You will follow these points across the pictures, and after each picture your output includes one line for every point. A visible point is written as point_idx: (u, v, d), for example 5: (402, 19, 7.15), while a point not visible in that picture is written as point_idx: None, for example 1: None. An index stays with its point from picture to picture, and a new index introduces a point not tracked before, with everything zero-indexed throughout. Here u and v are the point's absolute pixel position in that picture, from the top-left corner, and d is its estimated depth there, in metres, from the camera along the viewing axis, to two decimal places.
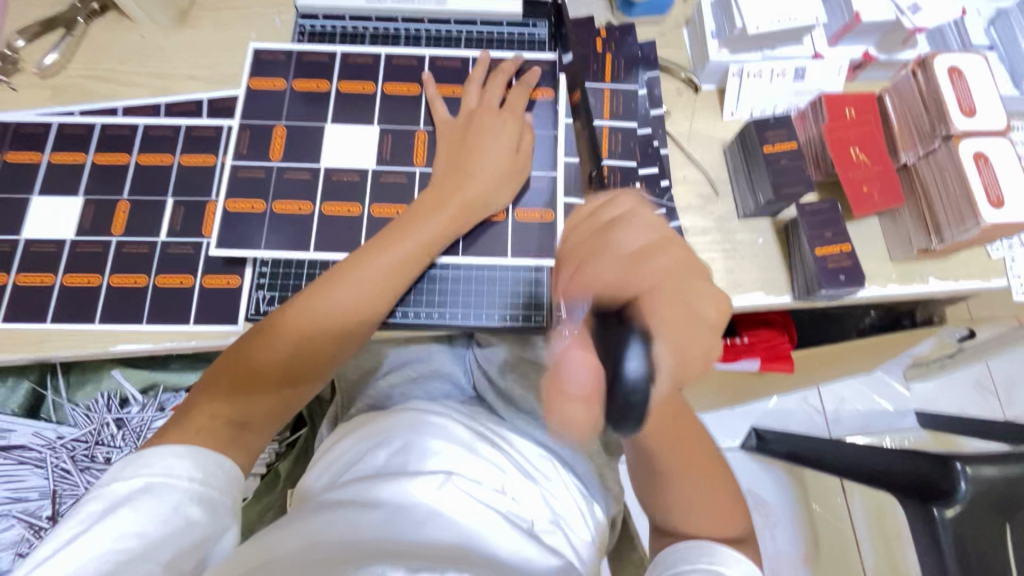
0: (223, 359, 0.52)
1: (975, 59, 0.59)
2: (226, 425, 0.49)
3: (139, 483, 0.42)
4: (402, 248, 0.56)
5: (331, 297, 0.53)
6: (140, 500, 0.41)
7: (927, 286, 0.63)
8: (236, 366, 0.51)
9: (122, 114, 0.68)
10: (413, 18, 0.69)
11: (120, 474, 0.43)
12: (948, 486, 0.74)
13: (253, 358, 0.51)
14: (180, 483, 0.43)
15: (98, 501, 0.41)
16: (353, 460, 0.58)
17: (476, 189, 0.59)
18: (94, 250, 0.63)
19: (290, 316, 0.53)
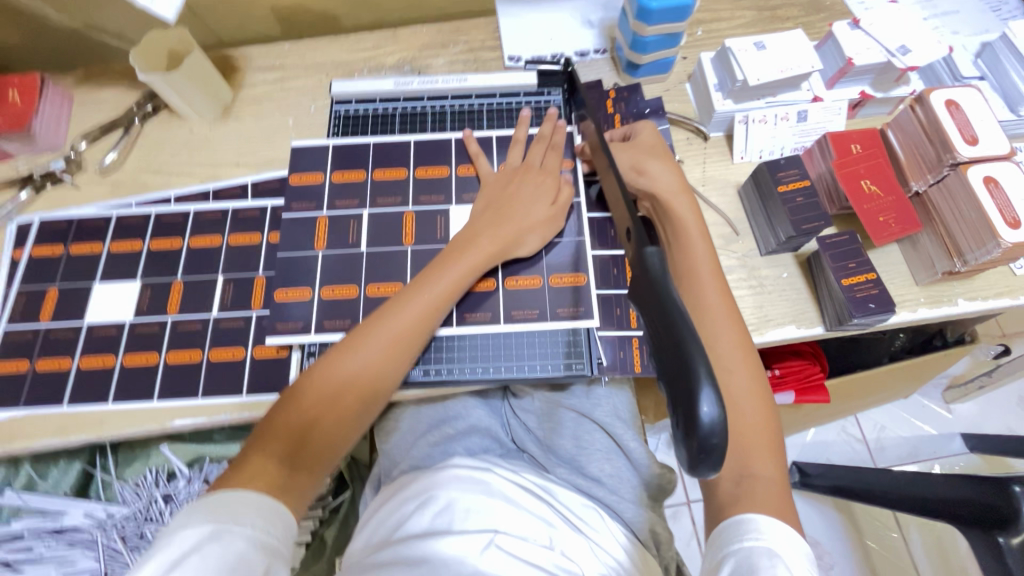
0: (275, 420, 0.54)
1: (970, 92, 0.62)
2: (283, 470, 0.51)
3: (206, 532, 0.43)
4: (384, 334, 0.56)
5: (364, 351, 0.55)
6: (208, 547, 0.42)
7: (958, 308, 0.64)
8: (294, 422, 0.53)
9: (174, 202, 0.73)
10: (437, 95, 0.74)
11: (189, 522, 0.43)
12: (1010, 510, 0.75)
13: (290, 419, 0.53)
14: (242, 531, 0.44)
15: (169, 550, 0.42)
16: (396, 525, 0.59)
17: (452, 280, 0.58)
18: (152, 330, 0.66)
19: (302, 391, 0.54)
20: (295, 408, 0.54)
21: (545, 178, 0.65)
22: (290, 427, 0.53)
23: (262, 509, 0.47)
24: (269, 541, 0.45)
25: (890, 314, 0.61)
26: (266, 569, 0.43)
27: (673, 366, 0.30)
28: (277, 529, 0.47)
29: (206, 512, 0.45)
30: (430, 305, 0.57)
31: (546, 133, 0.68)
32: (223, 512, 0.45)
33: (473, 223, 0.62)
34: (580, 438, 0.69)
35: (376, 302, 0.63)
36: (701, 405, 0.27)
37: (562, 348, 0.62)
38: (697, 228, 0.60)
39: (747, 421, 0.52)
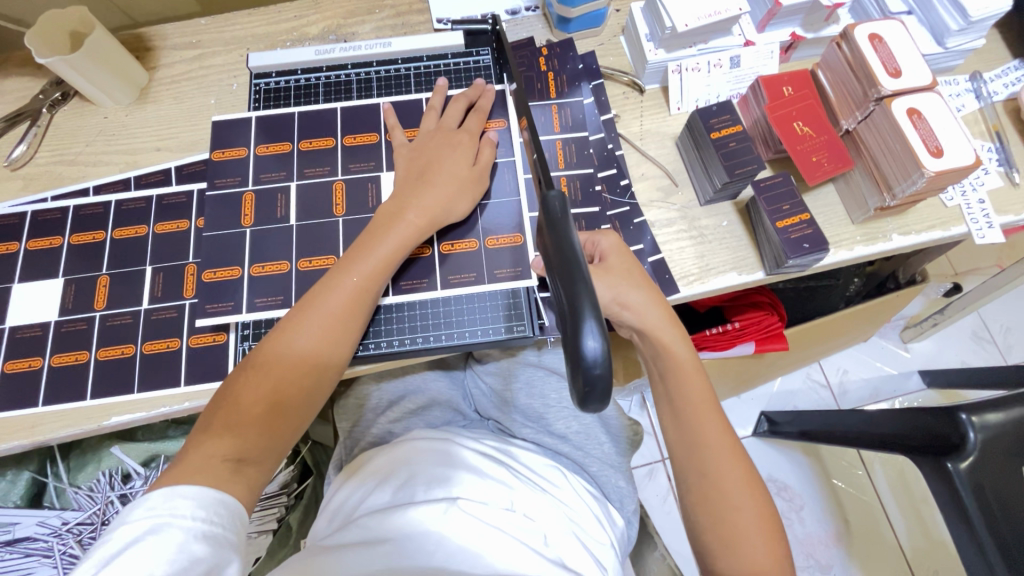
0: (210, 413, 0.51)
1: (894, 24, 0.62)
2: (224, 462, 0.48)
3: (145, 526, 0.42)
4: (322, 311, 0.53)
5: (302, 330, 0.53)
6: (147, 542, 0.41)
7: (892, 243, 0.65)
8: (229, 413, 0.50)
9: (93, 193, 0.69)
10: (362, 63, 0.70)
11: (130, 515, 0.43)
12: (958, 438, 0.76)
13: (229, 411, 0.50)
14: (182, 523, 0.43)
15: (109, 545, 0.42)
16: (358, 496, 0.60)
17: (388, 251, 0.56)
18: (80, 327, 0.63)
19: (240, 382, 0.51)
20: (234, 400, 0.51)
21: (458, 140, 0.62)
22: (231, 420, 0.50)
23: (205, 498, 0.45)
24: (216, 530, 0.45)
25: (825, 253, 0.62)
26: (212, 559, 0.43)
27: (564, 314, 0.33)
28: (227, 515, 0.46)
29: (147, 502, 0.44)
30: (369, 277, 0.55)
31: (470, 98, 0.66)
32: (164, 504, 0.44)
33: (398, 192, 0.59)
34: (547, 396, 0.69)
35: (308, 277, 0.60)
36: (588, 339, 0.31)
37: (502, 312, 0.61)
38: (692, 362, 0.57)
39: (750, 536, 0.52)
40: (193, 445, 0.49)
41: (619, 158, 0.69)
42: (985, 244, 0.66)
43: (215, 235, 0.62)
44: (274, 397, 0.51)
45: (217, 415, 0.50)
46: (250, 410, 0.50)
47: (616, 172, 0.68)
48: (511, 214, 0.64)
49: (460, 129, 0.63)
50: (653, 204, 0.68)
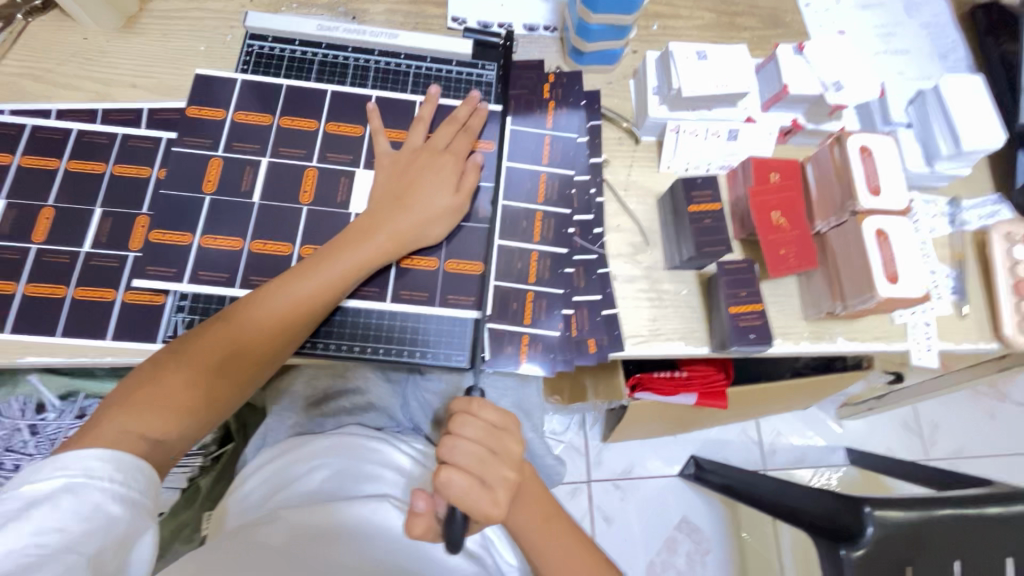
0: (133, 384, 0.50)
1: (886, 141, 0.63)
2: (140, 439, 0.47)
3: (58, 484, 0.41)
4: (274, 307, 0.53)
5: (248, 323, 0.53)
6: (60, 499, 0.40)
7: (835, 345, 0.67)
8: (154, 388, 0.49)
9: (55, 117, 0.66)
10: (363, 48, 0.68)
11: (38, 474, 0.41)
12: (856, 528, 0.71)
13: (153, 387, 0.49)
14: (100, 483, 0.42)
15: (11, 499, 0.40)
16: (270, 486, 0.58)
17: (353, 265, 0.56)
18: (12, 257, 0.61)
19: (173, 361, 0.51)
20: (163, 381, 0.50)
21: (444, 161, 0.62)
22: (157, 403, 0.49)
23: (122, 459, 0.44)
24: (132, 493, 0.43)
25: (769, 347, 0.63)
26: (127, 521, 0.42)
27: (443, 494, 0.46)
28: (144, 483, 0.45)
29: (62, 460, 0.42)
30: (328, 285, 0.55)
31: (461, 116, 0.65)
32: (80, 463, 0.42)
33: (373, 207, 0.59)
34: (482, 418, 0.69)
35: (258, 261, 0.59)
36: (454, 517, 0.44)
37: (445, 337, 0.61)
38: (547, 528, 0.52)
39: None
40: (107, 415, 0.48)
41: (598, 205, 0.69)
42: (920, 366, 0.69)
43: (172, 194, 0.60)
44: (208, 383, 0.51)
45: (140, 388, 0.49)
46: (175, 391, 0.50)
47: (592, 219, 0.68)
48: (477, 240, 0.64)
49: (445, 150, 0.63)
50: (620, 257, 0.69)
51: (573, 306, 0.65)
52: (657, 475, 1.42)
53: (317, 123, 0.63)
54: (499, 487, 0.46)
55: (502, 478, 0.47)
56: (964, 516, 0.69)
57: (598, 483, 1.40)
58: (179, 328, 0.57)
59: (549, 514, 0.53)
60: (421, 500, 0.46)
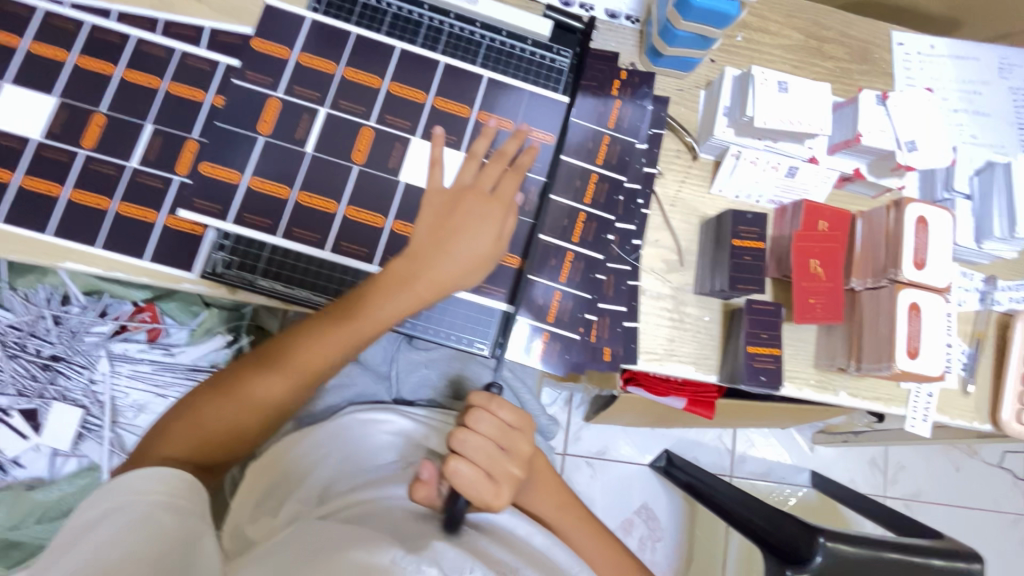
0: (181, 416, 0.54)
1: (943, 214, 0.63)
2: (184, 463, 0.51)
3: (114, 506, 0.45)
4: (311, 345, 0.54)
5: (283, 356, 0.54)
6: (115, 518, 0.43)
7: (838, 398, 0.69)
8: (196, 420, 0.54)
9: (116, 19, 0.64)
10: (440, 9, 0.65)
11: (97, 505, 0.45)
12: (805, 554, 0.74)
13: (197, 418, 0.54)
14: (146, 497, 0.45)
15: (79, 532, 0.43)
16: (301, 471, 0.62)
17: (383, 320, 0.54)
18: (61, 159, 0.61)
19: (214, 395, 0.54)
20: (206, 414, 0.54)
21: (491, 205, 0.55)
22: (200, 428, 0.53)
23: (167, 477, 0.48)
24: (179, 501, 0.46)
25: (775, 390, 0.65)
26: (179, 526, 0.44)
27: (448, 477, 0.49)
28: (189, 489, 0.48)
29: (116, 489, 0.46)
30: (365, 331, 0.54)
31: (511, 151, 0.57)
32: (127, 488, 0.46)
33: (415, 248, 0.54)
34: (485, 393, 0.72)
35: (303, 213, 0.59)
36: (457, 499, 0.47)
37: (469, 322, 0.62)
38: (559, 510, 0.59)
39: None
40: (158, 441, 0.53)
41: (642, 216, 0.69)
42: (912, 433, 0.71)
43: (225, 128, 0.59)
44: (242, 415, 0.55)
45: (188, 418, 0.54)
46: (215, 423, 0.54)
47: (633, 229, 0.68)
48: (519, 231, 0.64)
49: (493, 193, 0.56)
50: (652, 272, 0.69)
51: (597, 312, 0.66)
52: (629, 462, 1.49)
53: (379, 80, 0.62)
54: (503, 482, 0.49)
55: (510, 470, 0.50)
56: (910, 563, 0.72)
57: (573, 459, 1.46)
58: (217, 267, 0.59)
59: (562, 498, 0.59)
60: (427, 470, 0.50)
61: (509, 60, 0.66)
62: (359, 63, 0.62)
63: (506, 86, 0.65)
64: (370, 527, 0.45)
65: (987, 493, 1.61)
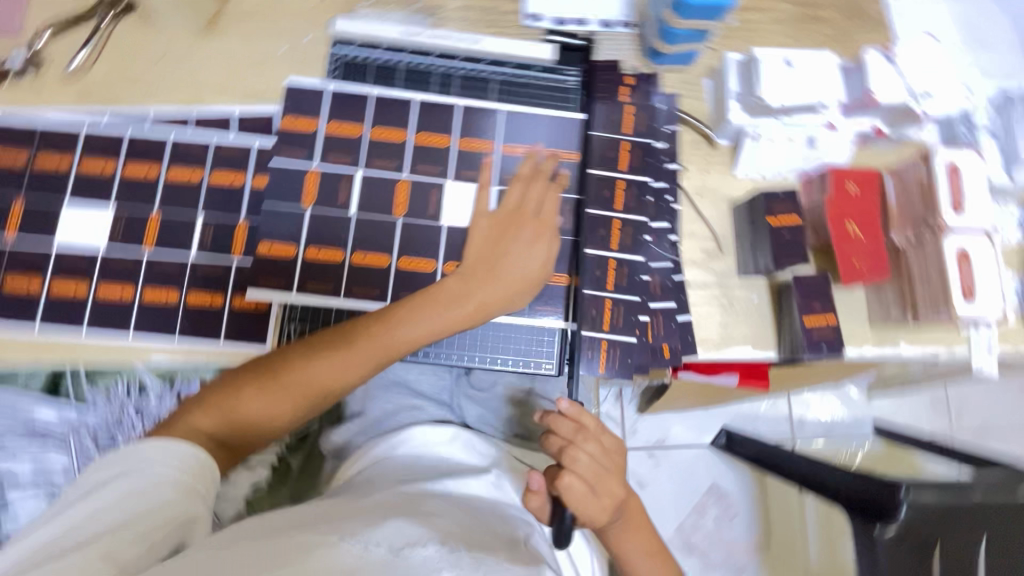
0: (222, 389, 0.59)
1: (973, 155, 0.62)
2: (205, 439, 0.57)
3: (120, 467, 0.51)
4: (345, 356, 0.57)
5: (318, 370, 0.58)
6: (120, 481, 0.50)
7: (897, 350, 0.70)
8: (229, 401, 0.58)
9: (151, 124, 0.68)
10: (447, 54, 0.68)
11: (111, 460, 0.52)
12: (891, 508, 0.73)
13: (236, 403, 0.58)
14: (151, 467, 0.51)
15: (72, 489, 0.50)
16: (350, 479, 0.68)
17: (413, 334, 0.58)
18: (127, 263, 0.65)
19: (255, 384, 0.58)
20: (245, 395, 0.58)
21: (541, 228, 0.62)
22: (248, 404, 0.58)
23: (184, 455, 0.53)
24: (184, 475, 0.52)
25: (837, 356, 0.67)
26: (176, 504, 0.50)
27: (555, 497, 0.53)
28: (193, 464, 0.53)
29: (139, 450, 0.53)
30: (401, 342, 0.58)
31: (544, 169, 0.64)
32: (150, 454, 0.52)
33: (466, 269, 0.60)
34: None
35: (360, 272, 0.62)
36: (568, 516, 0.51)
37: (533, 342, 0.67)
38: (649, 546, 0.58)
39: None
40: (206, 397, 0.59)
41: (674, 212, 0.70)
42: (981, 372, 0.71)
43: (272, 206, 0.63)
44: (268, 419, 0.59)
45: (230, 386, 0.59)
46: (244, 410, 0.58)
47: (668, 226, 0.70)
48: (565, 249, 0.69)
49: (538, 218, 0.62)
50: (693, 263, 0.71)
51: (649, 313, 0.67)
52: (689, 445, 1.49)
53: (404, 133, 0.65)
54: (605, 496, 0.52)
55: (611, 489, 0.53)
56: (997, 499, 0.72)
57: (634, 452, 1.47)
58: (292, 337, 0.63)
59: (653, 547, 0.58)
60: (535, 481, 0.54)
61: (520, 88, 0.69)
62: (382, 120, 0.66)
63: (523, 115, 0.68)
64: (351, 518, 0.50)
65: None
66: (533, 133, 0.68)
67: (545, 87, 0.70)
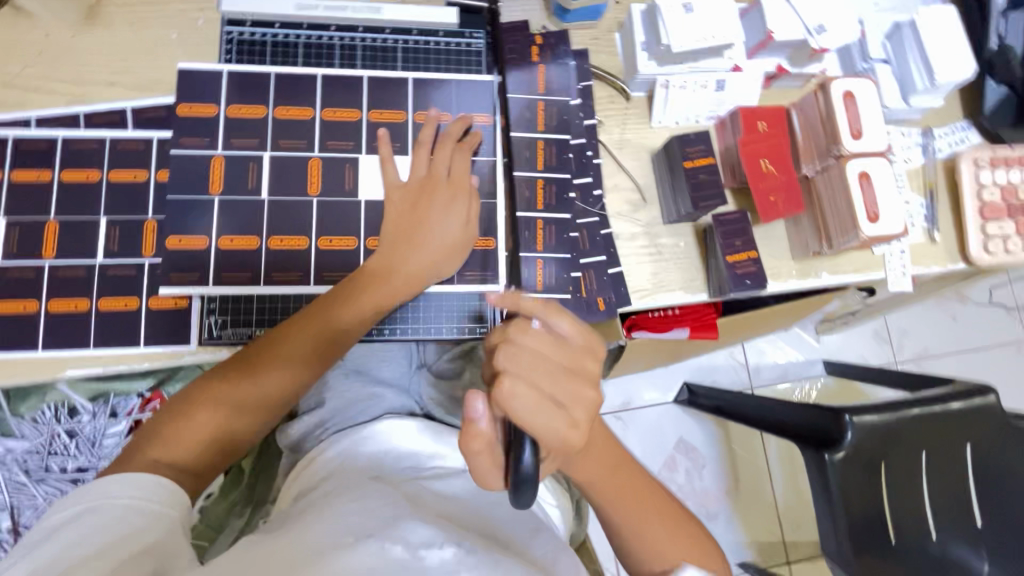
0: (161, 425, 0.52)
1: (866, 83, 0.66)
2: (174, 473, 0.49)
3: (83, 505, 0.42)
4: (302, 344, 0.56)
5: (271, 370, 0.55)
6: (85, 517, 0.41)
7: (821, 280, 0.72)
8: (178, 428, 0.51)
9: (37, 126, 0.64)
10: (347, 26, 0.66)
11: (65, 502, 0.43)
12: (837, 434, 0.74)
13: (184, 425, 0.52)
14: (119, 500, 0.43)
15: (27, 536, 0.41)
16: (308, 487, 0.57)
17: (366, 313, 0.57)
18: (27, 275, 0.61)
19: (198, 402, 0.53)
20: (191, 417, 0.52)
21: (457, 190, 0.61)
22: (198, 425, 0.52)
23: (147, 485, 0.45)
24: (153, 505, 0.44)
25: (763, 290, 0.69)
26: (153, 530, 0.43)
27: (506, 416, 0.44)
28: (162, 493, 0.46)
29: (106, 486, 0.44)
30: (356, 321, 0.57)
31: (456, 132, 0.64)
32: (121, 489, 0.44)
33: (392, 243, 0.59)
34: None
35: (279, 257, 0.61)
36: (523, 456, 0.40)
37: (467, 311, 0.66)
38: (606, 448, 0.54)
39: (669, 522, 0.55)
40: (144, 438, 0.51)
41: (596, 166, 0.71)
42: (897, 290, 0.75)
43: (178, 199, 0.60)
44: (225, 437, 0.53)
45: (170, 416, 0.52)
46: (197, 432, 0.52)
47: (591, 181, 0.71)
48: (485, 215, 0.68)
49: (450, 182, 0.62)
50: (620, 215, 0.72)
51: (581, 269, 0.68)
52: (654, 404, 1.53)
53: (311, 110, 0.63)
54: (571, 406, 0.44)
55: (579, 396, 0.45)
56: (929, 413, 0.76)
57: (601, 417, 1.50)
58: (214, 329, 0.60)
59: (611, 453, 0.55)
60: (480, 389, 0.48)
61: (426, 54, 0.68)
62: (287, 99, 0.63)
63: (432, 81, 0.67)
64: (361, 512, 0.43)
65: (987, 330, 1.69)
66: (444, 97, 0.67)
67: (451, 50, 0.69)
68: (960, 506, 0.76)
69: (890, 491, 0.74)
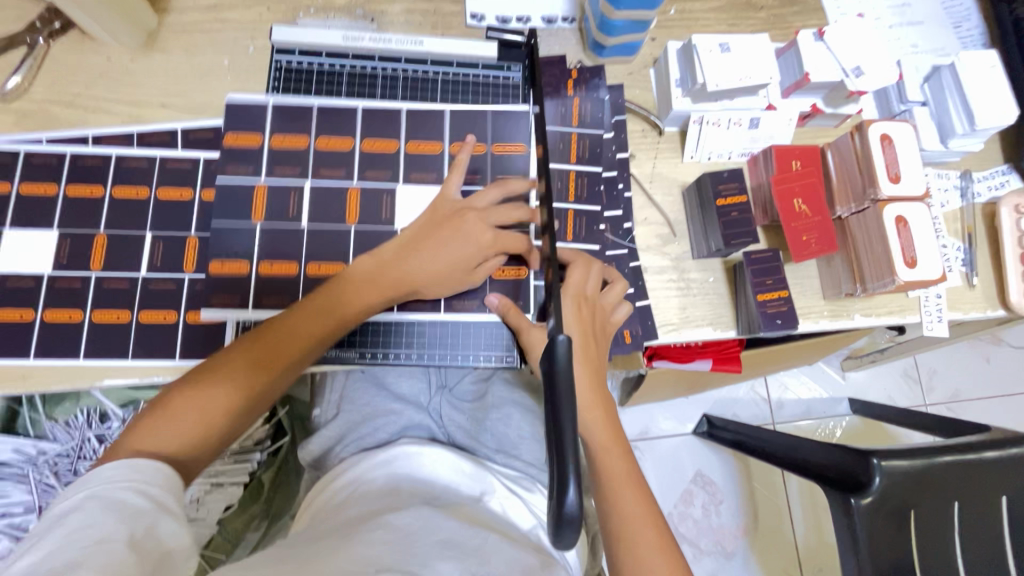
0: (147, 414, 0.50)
1: (905, 128, 0.66)
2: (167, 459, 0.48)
3: (80, 495, 0.42)
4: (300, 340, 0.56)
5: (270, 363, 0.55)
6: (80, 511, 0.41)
7: (853, 322, 0.71)
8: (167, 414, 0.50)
9: (93, 143, 0.67)
10: (390, 57, 0.68)
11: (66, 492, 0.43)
12: (865, 479, 0.72)
13: (174, 411, 0.50)
14: (117, 483, 0.43)
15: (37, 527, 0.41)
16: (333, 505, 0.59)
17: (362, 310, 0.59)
18: (74, 285, 0.63)
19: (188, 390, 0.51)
20: (181, 406, 0.50)
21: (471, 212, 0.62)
22: (188, 414, 0.50)
23: (148, 473, 0.45)
24: (151, 488, 0.44)
25: (793, 330, 0.68)
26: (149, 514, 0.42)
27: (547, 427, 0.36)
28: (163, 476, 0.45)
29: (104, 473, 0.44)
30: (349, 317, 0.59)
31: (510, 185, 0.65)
32: (118, 474, 0.44)
33: (398, 248, 0.61)
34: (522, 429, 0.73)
35: (315, 282, 0.62)
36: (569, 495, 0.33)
37: (493, 341, 0.66)
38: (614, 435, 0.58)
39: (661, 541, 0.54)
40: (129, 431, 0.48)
41: (626, 199, 0.71)
42: (932, 336, 0.73)
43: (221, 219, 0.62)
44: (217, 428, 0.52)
45: (157, 408, 0.50)
46: (188, 421, 0.50)
47: (621, 214, 0.71)
48: None
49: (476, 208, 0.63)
50: (649, 249, 0.72)
51: None
52: (672, 434, 1.50)
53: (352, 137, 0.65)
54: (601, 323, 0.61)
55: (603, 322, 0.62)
56: (963, 463, 0.73)
57: None
58: None
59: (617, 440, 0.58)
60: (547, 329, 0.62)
61: (465, 87, 0.70)
62: (330, 127, 0.66)
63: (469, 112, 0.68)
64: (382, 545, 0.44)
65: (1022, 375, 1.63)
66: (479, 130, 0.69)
67: (489, 81, 0.70)
68: (995, 561, 0.72)
69: (919, 539, 0.72)
